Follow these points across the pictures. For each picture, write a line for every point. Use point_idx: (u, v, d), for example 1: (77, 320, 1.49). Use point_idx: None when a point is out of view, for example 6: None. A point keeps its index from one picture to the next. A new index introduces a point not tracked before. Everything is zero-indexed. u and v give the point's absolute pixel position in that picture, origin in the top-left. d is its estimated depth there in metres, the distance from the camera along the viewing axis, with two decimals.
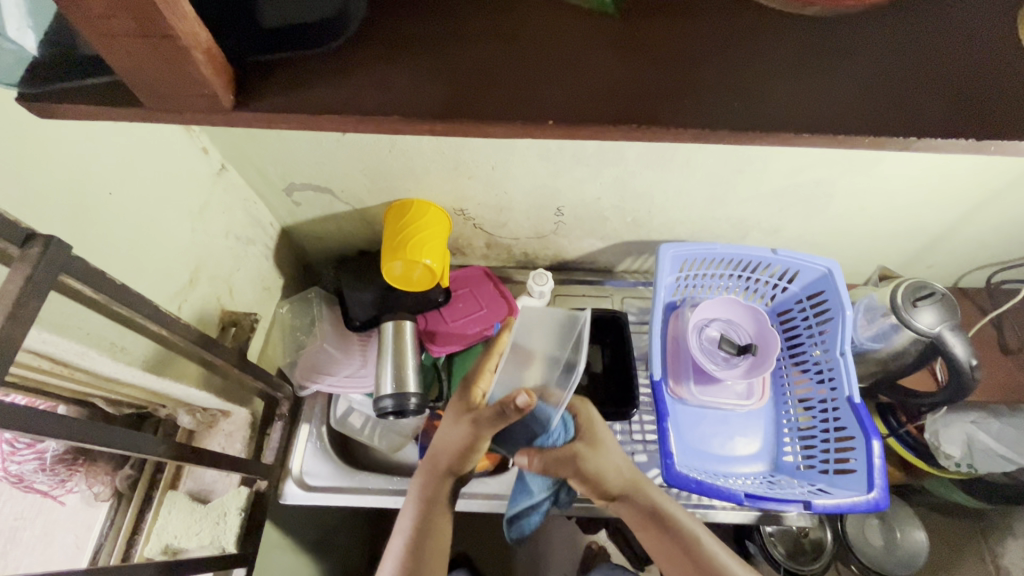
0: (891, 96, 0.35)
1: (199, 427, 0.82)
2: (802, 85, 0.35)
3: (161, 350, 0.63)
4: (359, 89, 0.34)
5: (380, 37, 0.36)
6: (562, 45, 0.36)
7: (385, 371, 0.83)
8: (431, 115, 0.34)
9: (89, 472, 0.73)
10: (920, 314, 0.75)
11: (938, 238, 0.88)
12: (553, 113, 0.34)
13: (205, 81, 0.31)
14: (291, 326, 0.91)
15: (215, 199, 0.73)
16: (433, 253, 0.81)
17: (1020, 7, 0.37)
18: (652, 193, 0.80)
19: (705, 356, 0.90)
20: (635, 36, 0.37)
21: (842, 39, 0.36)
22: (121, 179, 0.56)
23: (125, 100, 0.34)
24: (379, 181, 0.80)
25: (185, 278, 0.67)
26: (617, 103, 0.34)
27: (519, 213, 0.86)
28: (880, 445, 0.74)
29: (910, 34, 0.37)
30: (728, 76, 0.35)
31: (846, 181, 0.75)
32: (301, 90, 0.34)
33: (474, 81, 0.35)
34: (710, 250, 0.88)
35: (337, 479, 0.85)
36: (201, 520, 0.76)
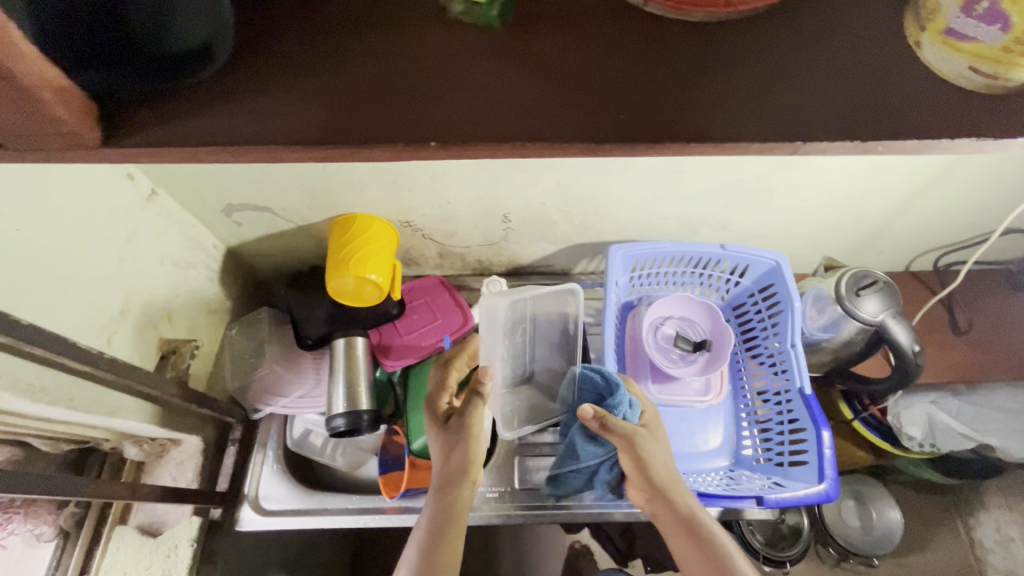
0: (779, 101, 0.35)
1: (148, 458, 0.80)
2: (688, 93, 0.35)
3: (92, 387, 0.62)
4: (232, 117, 0.33)
5: (254, 61, 0.35)
6: (445, 63, 0.35)
7: (337, 391, 0.81)
8: (310, 143, 0.33)
9: (30, 513, 0.70)
10: (864, 303, 0.76)
11: (883, 225, 0.89)
12: (436, 135, 0.33)
13: (59, 119, 0.30)
14: (240, 349, 0.89)
15: (147, 225, 0.71)
16: (378, 268, 0.80)
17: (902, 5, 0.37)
18: (596, 196, 0.80)
19: (661, 355, 0.89)
20: (521, 50, 0.36)
21: (727, 44, 0.36)
22: (30, 215, 0.54)
23: None
24: (319, 198, 0.79)
25: (115, 310, 0.66)
26: (503, 121, 0.34)
27: (466, 222, 0.86)
28: (829, 435, 0.75)
29: (797, 36, 0.37)
30: (614, 88, 0.35)
31: (785, 175, 0.75)
32: (173, 122, 0.33)
33: (352, 106, 0.34)
34: (659, 249, 0.88)
35: (295, 502, 0.83)
36: (150, 555, 0.76)
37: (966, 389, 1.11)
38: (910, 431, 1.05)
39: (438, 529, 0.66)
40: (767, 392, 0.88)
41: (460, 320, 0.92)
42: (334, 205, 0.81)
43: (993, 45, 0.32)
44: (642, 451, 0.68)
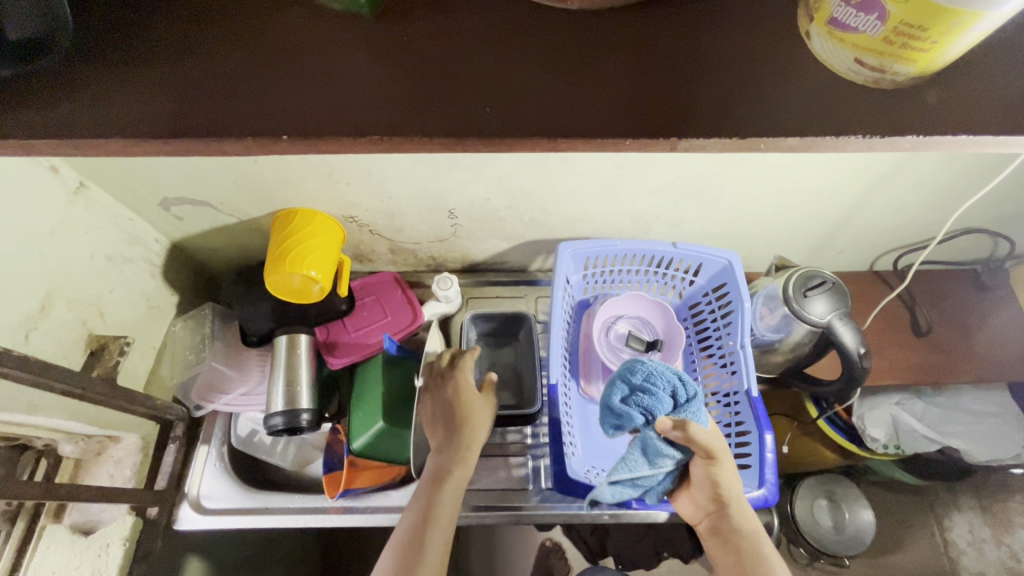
0: (651, 93, 0.33)
1: (85, 455, 0.78)
2: (561, 86, 0.33)
3: (4, 386, 0.60)
4: (78, 109, 0.32)
5: (108, 51, 0.34)
6: (307, 52, 0.34)
7: (276, 389, 0.80)
8: (157, 135, 0.32)
9: None
10: (810, 304, 0.74)
11: (840, 223, 0.87)
12: (287, 127, 0.32)
13: None
14: (183, 344, 0.88)
15: (73, 220, 0.70)
16: (318, 263, 0.78)
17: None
18: (540, 192, 0.78)
19: (611, 355, 0.88)
20: (388, 39, 0.34)
21: (605, 35, 0.35)
22: None
23: None
24: (256, 193, 0.77)
25: (34, 306, 0.64)
26: (359, 113, 0.32)
27: (413, 218, 0.84)
28: (772, 438, 0.73)
29: (682, 27, 0.35)
30: (482, 81, 0.33)
31: (730, 172, 0.74)
32: (13, 112, 0.32)
33: (200, 96, 0.32)
34: (609, 247, 0.86)
35: (236, 500, 0.83)
36: (82, 555, 0.73)
37: (931, 390, 1.09)
38: (874, 434, 1.04)
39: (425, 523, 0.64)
40: (718, 393, 0.87)
41: (409, 316, 0.91)
42: (273, 200, 0.79)
43: (873, 36, 0.30)
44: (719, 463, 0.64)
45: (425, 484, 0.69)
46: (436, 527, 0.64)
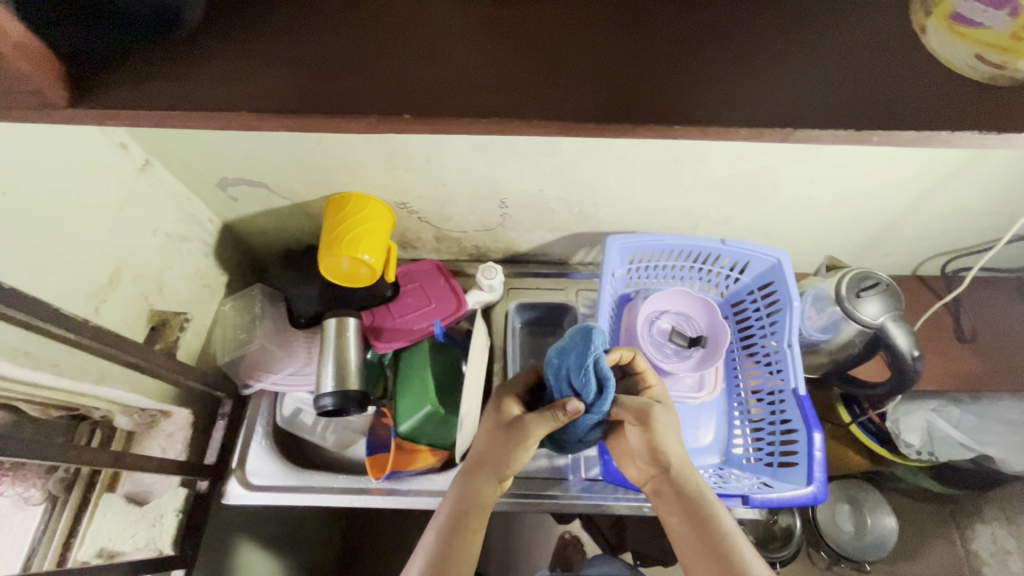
0: (764, 83, 0.33)
1: (138, 427, 0.82)
2: (676, 74, 0.33)
3: (77, 356, 0.62)
4: (205, 82, 0.33)
5: (229, 23, 0.34)
6: (425, 33, 0.34)
7: (326, 370, 0.81)
8: (282, 110, 0.32)
9: (17, 477, 0.71)
10: (863, 305, 0.74)
11: (891, 225, 0.86)
12: (409, 107, 0.32)
13: (26, 77, 0.30)
14: (232, 324, 0.89)
15: (138, 196, 0.71)
16: (371, 248, 0.79)
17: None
18: (594, 184, 0.79)
19: (655, 349, 0.88)
20: (503, 21, 0.35)
21: (717, 24, 0.35)
22: (16, 179, 0.53)
23: None
24: (313, 176, 0.78)
25: (104, 279, 0.65)
26: (478, 95, 0.33)
27: (463, 206, 0.85)
28: (821, 437, 0.73)
29: (794, 17, 0.35)
30: (599, 66, 0.34)
31: (789, 170, 0.73)
32: (143, 85, 0.33)
33: (323, 72, 0.33)
34: (657, 241, 0.86)
35: (282, 478, 0.83)
36: (137, 523, 0.76)
37: (968, 397, 1.08)
38: (909, 439, 1.04)
39: (459, 525, 0.62)
40: (761, 390, 0.87)
41: (453, 304, 0.91)
42: (329, 184, 0.80)
43: (999, 33, 0.30)
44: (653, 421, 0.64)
45: (459, 481, 0.66)
46: (471, 529, 0.62)
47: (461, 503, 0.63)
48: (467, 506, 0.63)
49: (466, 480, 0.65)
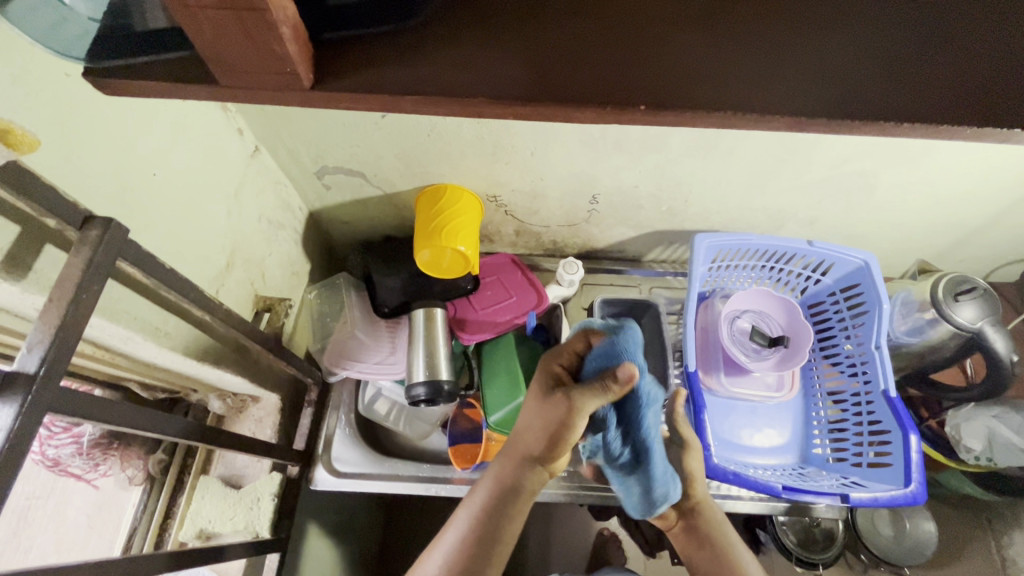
0: (988, 81, 0.34)
1: (228, 412, 0.82)
2: (899, 71, 0.34)
3: (201, 338, 0.62)
4: (439, 68, 0.33)
5: (458, 15, 0.35)
6: (647, 27, 0.35)
7: (417, 358, 0.81)
8: (517, 97, 0.33)
9: (123, 455, 0.74)
10: (960, 308, 0.74)
11: (976, 231, 0.86)
12: (644, 97, 0.33)
13: (288, 58, 0.30)
14: (320, 310, 0.90)
15: (249, 181, 0.71)
16: (467, 239, 0.80)
17: None
18: (691, 182, 0.79)
19: (737, 347, 0.88)
20: (721, 16, 0.35)
21: (933, 25, 0.35)
22: (165, 160, 0.54)
23: (198, 77, 0.33)
24: (413, 166, 0.78)
25: (222, 263, 0.66)
26: (707, 87, 0.33)
27: (553, 201, 0.85)
28: (917, 439, 0.74)
29: (1007, 20, 0.35)
30: (822, 62, 0.34)
31: (891, 172, 0.74)
32: (378, 69, 0.33)
33: (556, 62, 0.34)
34: (745, 240, 0.86)
35: (368, 465, 0.83)
36: (235, 506, 0.75)
37: None
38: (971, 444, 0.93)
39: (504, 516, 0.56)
40: (843, 392, 0.87)
41: (534, 297, 0.92)
42: (426, 175, 0.80)
43: None
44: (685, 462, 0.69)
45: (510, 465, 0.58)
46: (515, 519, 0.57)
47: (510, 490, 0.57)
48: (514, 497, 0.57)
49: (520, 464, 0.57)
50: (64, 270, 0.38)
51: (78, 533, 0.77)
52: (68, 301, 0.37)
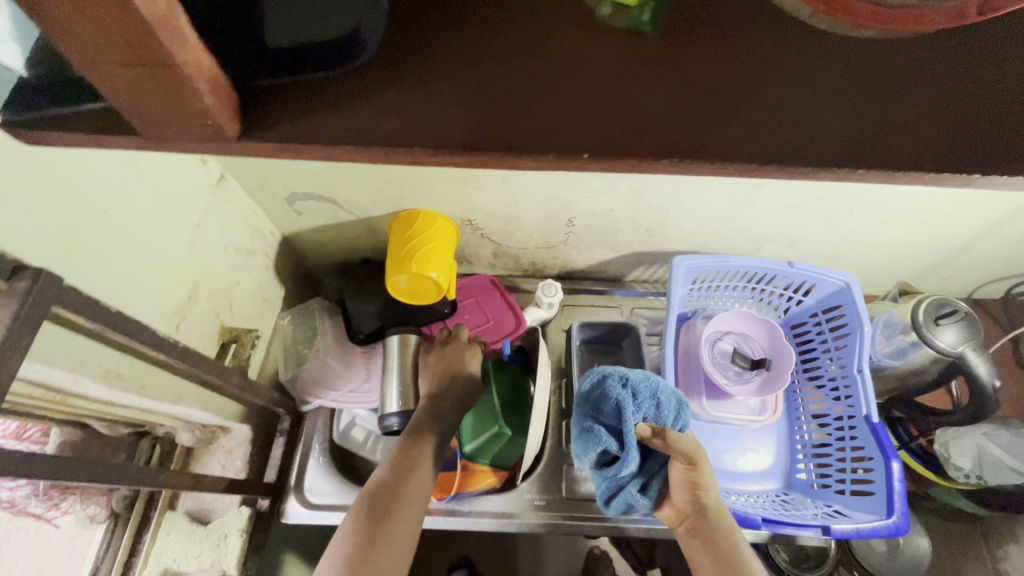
0: (944, 125, 0.33)
1: (198, 443, 0.79)
2: (850, 118, 0.33)
3: (160, 375, 0.61)
4: (375, 117, 0.32)
5: (398, 60, 0.34)
6: (593, 71, 0.34)
7: (390, 390, 0.79)
8: (455, 147, 0.32)
9: (84, 494, 0.69)
10: (941, 333, 0.73)
11: (958, 252, 0.85)
12: (587, 146, 0.32)
13: (207, 110, 0.29)
14: (292, 339, 0.88)
15: (214, 211, 0.69)
16: (440, 266, 0.78)
17: None
18: (667, 206, 0.78)
19: (717, 370, 0.86)
20: (670, 58, 0.34)
21: (891, 67, 0.34)
22: (116, 197, 0.52)
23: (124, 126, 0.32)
24: (384, 192, 0.77)
25: (183, 296, 0.64)
26: (654, 135, 0.32)
27: (529, 224, 0.84)
28: (900, 466, 0.73)
29: (963, 60, 0.34)
30: (771, 107, 0.33)
31: (869, 195, 0.73)
32: (312, 118, 0.33)
33: (498, 108, 0.33)
34: (724, 262, 0.85)
35: (341, 496, 0.80)
36: (201, 543, 0.74)
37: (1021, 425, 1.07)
38: (958, 462, 0.87)
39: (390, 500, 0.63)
40: (827, 416, 0.86)
41: (511, 321, 0.90)
42: (398, 200, 0.79)
43: None
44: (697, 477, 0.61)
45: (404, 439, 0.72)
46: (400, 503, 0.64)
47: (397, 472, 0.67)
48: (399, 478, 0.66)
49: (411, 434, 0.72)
50: None
51: (43, 566, 0.74)
52: None
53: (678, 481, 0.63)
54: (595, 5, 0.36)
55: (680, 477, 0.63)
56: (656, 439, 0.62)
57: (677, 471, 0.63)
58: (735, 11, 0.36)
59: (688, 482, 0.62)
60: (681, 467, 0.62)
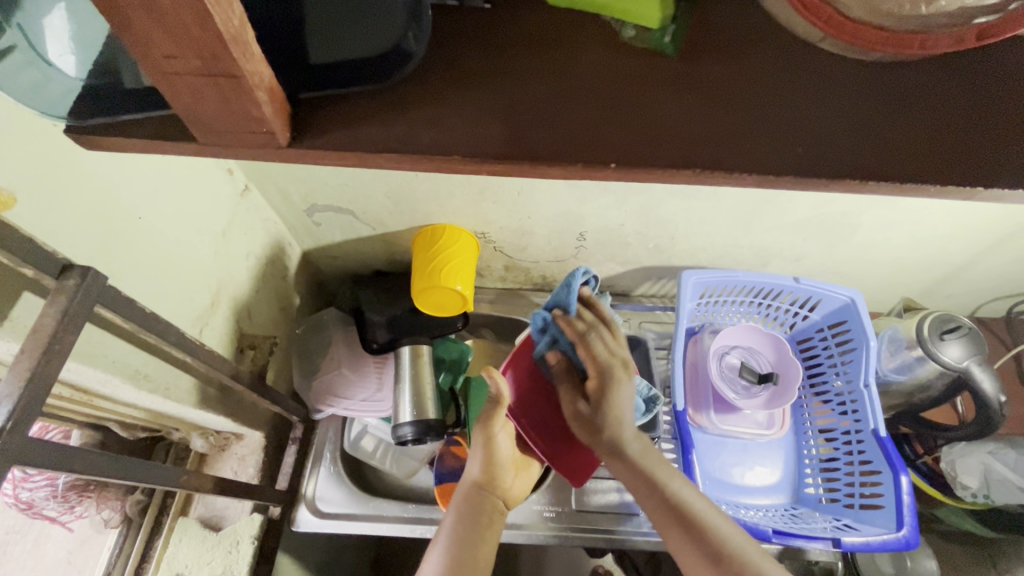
0: (946, 140, 0.35)
1: (211, 450, 0.80)
2: (861, 134, 0.35)
3: (182, 378, 0.62)
4: (414, 129, 0.36)
5: (435, 77, 0.37)
6: (616, 88, 0.36)
7: (403, 399, 0.80)
8: (491, 156, 0.35)
9: (100, 497, 0.72)
10: (946, 347, 0.74)
11: (960, 269, 0.87)
12: (613, 156, 0.34)
13: (264, 119, 0.33)
14: (306, 349, 0.88)
15: (237, 220, 0.71)
16: (463, 279, 0.79)
17: None
18: (676, 221, 0.79)
19: (725, 384, 0.87)
20: (688, 78, 0.37)
21: (898, 87, 0.36)
22: (150, 204, 0.54)
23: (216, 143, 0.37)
24: (402, 206, 0.78)
25: (207, 301, 0.66)
26: (676, 149, 0.34)
27: (541, 237, 0.85)
28: (908, 480, 0.74)
29: (960, 82, 0.37)
30: (781, 121, 0.35)
31: (874, 213, 0.74)
32: (352, 127, 0.36)
33: (532, 121, 0.35)
34: (732, 277, 0.85)
35: (351, 505, 0.80)
36: (212, 549, 0.74)
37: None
38: (964, 481, 0.86)
39: (478, 527, 0.62)
40: (833, 431, 0.87)
41: None
42: (414, 214, 0.80)
43: None
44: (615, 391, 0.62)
45: (466, 503, 0.64)
46: (491, 531, 0.63)
47: (470, 528, 0.61)
48: (479, 517, 0.63)
49: (477, 493, 0.65)
50: (39, 318, 0.38)
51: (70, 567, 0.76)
52: (40, 352, 0.37)
53: (565, 378, 0.66)
54: (619, 28, 0.39)
55: (593, 391, 0.63)
56: (580, 326, 0.65)
57: (590, 373, 0.63)
58: (747, 36, 0.38)
59: (597, 394, 0.62)
60: (594, 376, 0.63)
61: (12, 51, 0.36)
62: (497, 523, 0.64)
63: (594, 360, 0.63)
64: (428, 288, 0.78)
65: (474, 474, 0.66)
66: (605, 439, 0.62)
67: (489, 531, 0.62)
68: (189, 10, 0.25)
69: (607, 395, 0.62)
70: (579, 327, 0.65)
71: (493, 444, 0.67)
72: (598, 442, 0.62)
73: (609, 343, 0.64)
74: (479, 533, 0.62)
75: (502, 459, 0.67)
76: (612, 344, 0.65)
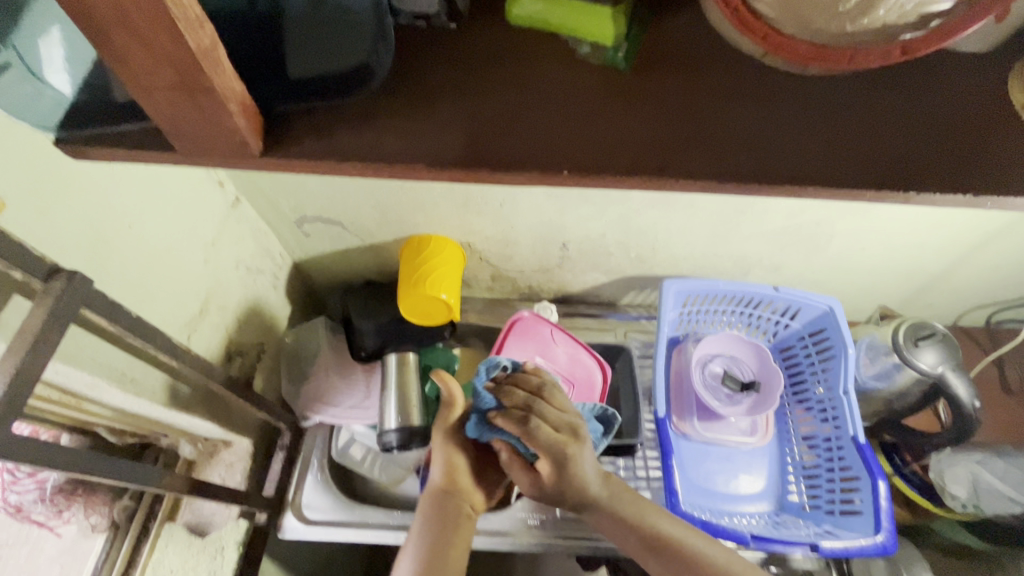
0: (881, 151, 0.37)
1: (199, 457, 0.79)
2: (801, 145, 0.37)
3: (169, 383, 0.64)
4: (384, 141, 0.38)
5: (400, 94, 0.40)
6: (572, 101, 0.39)
7: (389, 406, 0.81)
8: (451, 164, 0.37)
9: (88, 502, 0.73)
10: (921, 353, 0.76)
11: (937, 278, 0.89)
12: (566, 164, 0.36)
13: (237, 129, 0.36)
14: (296, 358, 0.90)
15: (227, 230, 0.73)
16: (449, 287, 0.81)
17: (977, 77, 0.40)
18: (656, 231, 0.81)
19: (708, 392, 0.88)
20: (640, 93, 0.39)
21: (832, 101, 0.39)
22: (141, 214, 0.57)
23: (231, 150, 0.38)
24: (389, 217, 0.80)
25: (197, 308, 0.68)
26: (627, 158, 0.37)
27: (524, 248, 0.87)
28: (886, 485, 0.75)
29: (887, 98, 0.40)
30: (726, 133, 0.38)
31: (846, 223, 0.76)
32: (324, 139, 0.39)
33: (491, 133, 0.38)
34: (712, 286, 0.86)
35: (338, 512, 0.80)
36: (198, 555, 0.76)
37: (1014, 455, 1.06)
38: (953, 490, 0.83)
39: (446, 531, 0.63)
40: (815, 439, 0.88)
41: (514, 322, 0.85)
42: (400, 225, 0.82)
43: None
44: (575, 466, 0.62)
45: (433, 510, 0.65)
46: (460, 531, 0.64)
47: (438, 532, 0.63)
48: (446, 522, 0.64)
49: (441, 499, 0.66)
50: (27, 319, 0.40)
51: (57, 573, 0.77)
52: (26, 350, 0.39)
53: (521, 473, 0.66)
54: (576, 45, 0.41)
55: (550, 474, 0.63)
56: (517, 414, 0.62)
57: (541, 460, 0.63)
58: (696, 54, 0.41)
59: (557, 479, 0.63)
60: (549, 460, 0.62)
61: (9, 69, 0.38)
62: (467, 529, 0.65)
63: (550, 431, 0.61)
64: (415, 296, 0.80)
65: (437, 480, 0.67)
66: (570, 502, 0.65)
67: (457, 536, 0.63)
68: (164, 31, 0.28)
69: (564, 472, 0.62)
70: (516, 417, 0.62)
71: (453, 451, 0.68)
72: (564, 502, 0.65)
73: (553, 414, 0.63)
74: (450, 538, 0.63)
75: (463, 464, 0.68)
76: (562, 409, 0.64)
